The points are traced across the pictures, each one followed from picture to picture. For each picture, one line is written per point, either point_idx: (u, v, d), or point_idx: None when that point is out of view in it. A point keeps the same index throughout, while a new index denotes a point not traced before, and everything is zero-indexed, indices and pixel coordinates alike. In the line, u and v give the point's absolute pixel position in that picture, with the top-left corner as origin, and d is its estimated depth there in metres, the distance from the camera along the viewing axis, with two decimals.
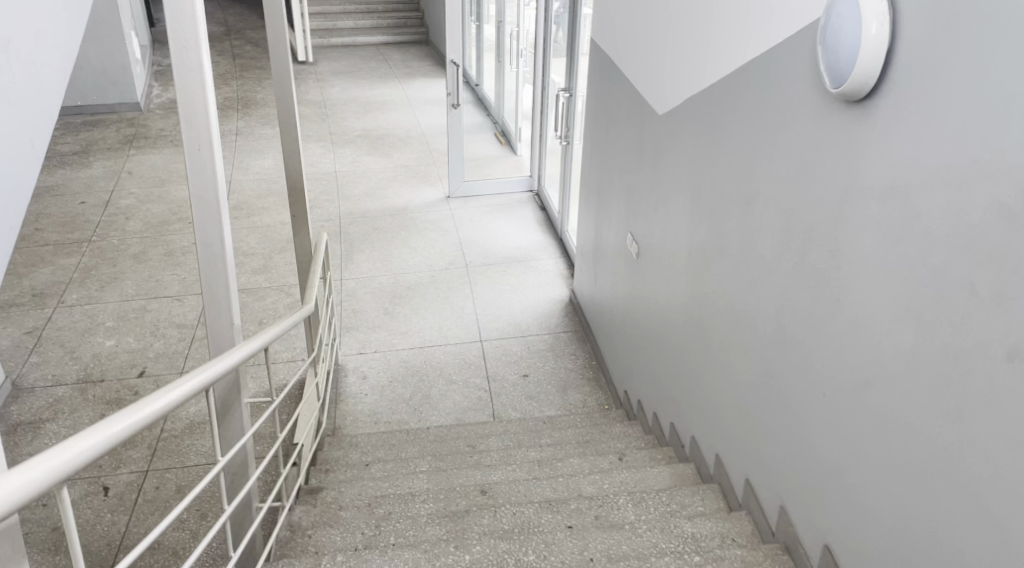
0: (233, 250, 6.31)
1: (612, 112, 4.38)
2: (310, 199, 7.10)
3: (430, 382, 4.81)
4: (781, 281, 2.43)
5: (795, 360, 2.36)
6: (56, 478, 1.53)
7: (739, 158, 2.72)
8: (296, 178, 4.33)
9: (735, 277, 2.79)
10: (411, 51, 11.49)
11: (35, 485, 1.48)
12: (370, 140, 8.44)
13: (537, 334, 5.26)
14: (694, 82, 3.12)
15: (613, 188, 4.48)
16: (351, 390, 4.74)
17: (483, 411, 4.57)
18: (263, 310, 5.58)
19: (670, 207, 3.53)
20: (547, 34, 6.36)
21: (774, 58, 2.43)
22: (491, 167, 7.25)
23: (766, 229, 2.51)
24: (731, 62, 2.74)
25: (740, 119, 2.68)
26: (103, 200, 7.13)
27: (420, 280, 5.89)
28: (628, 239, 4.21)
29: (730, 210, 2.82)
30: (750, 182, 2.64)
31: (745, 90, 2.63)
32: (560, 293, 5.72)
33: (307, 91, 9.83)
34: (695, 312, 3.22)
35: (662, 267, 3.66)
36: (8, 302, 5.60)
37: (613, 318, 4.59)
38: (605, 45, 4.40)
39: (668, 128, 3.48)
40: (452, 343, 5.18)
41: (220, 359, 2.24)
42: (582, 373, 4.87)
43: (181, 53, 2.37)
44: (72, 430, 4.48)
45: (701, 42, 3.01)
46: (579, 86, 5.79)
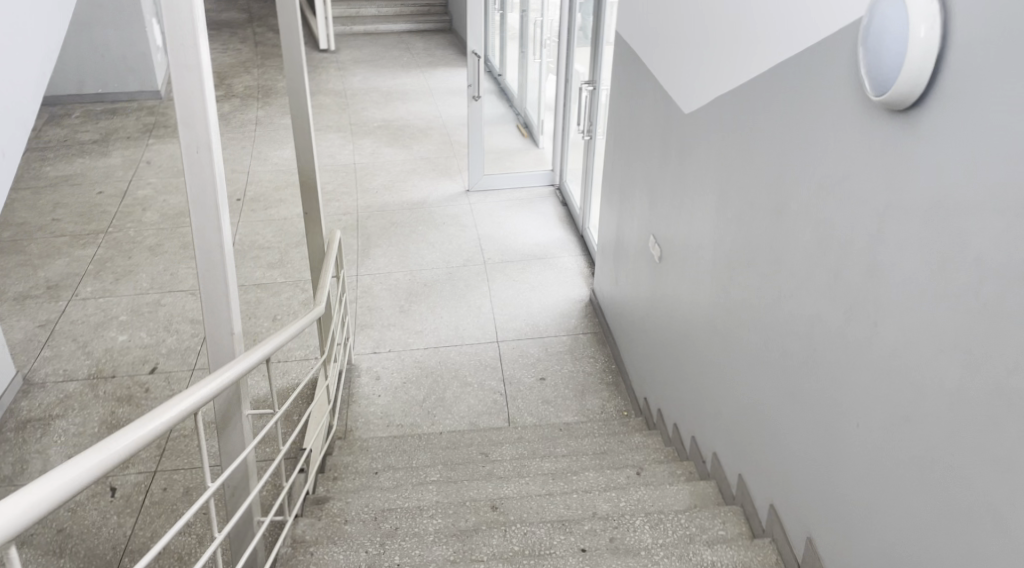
0: (249, 243, 6.22)
1: (637, 108, 4.22)
2: (328, 192, 7.00)
3: (444, 384, 4.70)
4: (812, 300, 2.28)
5: (827, 385, 2.21)
6: (31, 516, 1.56)
7: (769, 163, 2.57)
8: (308, 172, 4.21)
9: (763, 291, 2.64)
10: (434, 39, 11.36)
11: (12, 524, 1.51)
12: (390, 131, 8.32)
13: (556, 335, 5.12)
14: (721, 79, 2.97)
15: (636, 187, 4.33)
16: (364, 391, 4.64)
17: (498, 415, 4.45)
18: (277, 305, 5.48)
19: (695, 210, 3.37)
20: (571, 24, 6.20)
21: (809, 60, 2.27)
22: (512, 161, 7.09)
23: (798, 242, 2.36)
24: (762, 63, 2.59)
25: (772, 122, 2.53)
26: (121, 190, 7.07)
27: (437, 277, 5.77)
28: (651, 241, 4.06)
29: (759, 219, 2.67)
30: (781, 191, 2.48)
31: (778, 93, 2.48)
32: (580, 292, 5.58)
33: (328, 80, 9.72)
34: (719, 324, 3.08)
35: (686, 273, 3.50)
36: (23, 294, 5.55)
37: (634, 321, 4.45)
38: (630, 38, 4.24)
39: (695, 127, 3.32)
40: (469, 343, 5.06)
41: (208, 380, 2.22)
42: (600, 377, 4.73)
43: (180, 51, 2.25)
44: (81, 428, 4.41)
45: (731, 40, 2.86)
46: (603, 78, 5.63)
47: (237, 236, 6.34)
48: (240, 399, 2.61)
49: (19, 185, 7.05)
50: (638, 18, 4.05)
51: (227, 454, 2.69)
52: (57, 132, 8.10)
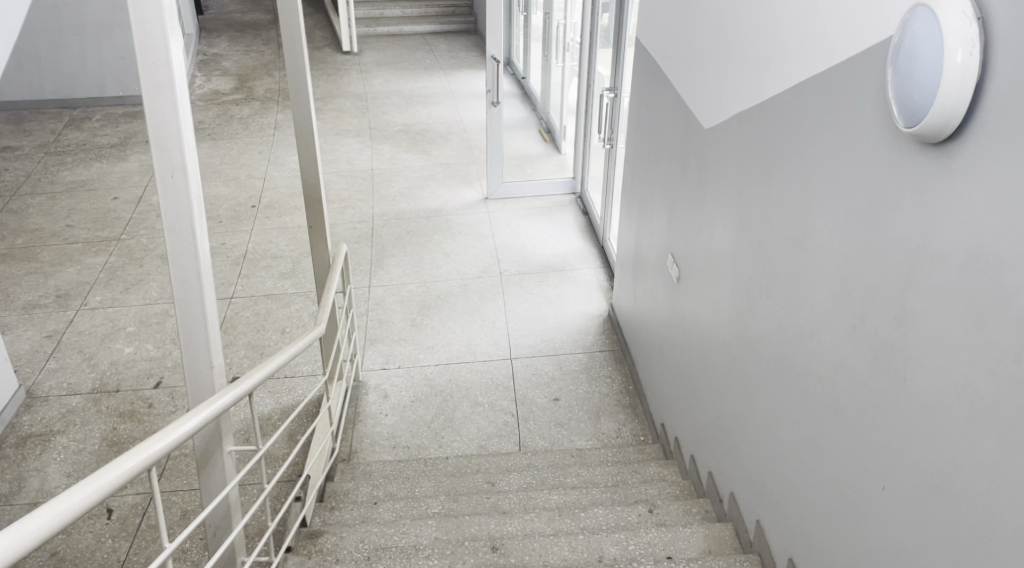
0: (262, 252, 6.11)
1: (657, 119, 4.01)
2: (345, 199, 6.87)
3: (454, 404, 4.53)
4: (836, 342, 2.09)
5: (850, 437, 2.02)
6: None
7: (792, 189, 2.37)
8: (312, 187, 4.08)
9: (782, 327, 2.45)
10: (457, 41, 11.21)
11: None
12: (410, 136, 8.17)
13: (572, 353, 4.93)
14: (742, 96, 2.78)
15: (655, 202, 4.12)
16: (371, 410, 4.49)
17: (509, 438, 4.29)
18: (286, 318, 5.35)
19: (714, 231, 3.17)
20: (594, 27, 6.02)
21: (835, 81, 2.07)
22: (533, 168, 6.90)
23: (820, 277, 2.17)
24: (785, 81, 2.39)
25: (794, 142, 2.34)
26: (136, 195, 6.98)
27: (451, 289, 5.61)
28: (669, 259, 3.86)
29: (780, 247, 2.47)
30: (803, 221, 2.29)
31: (800, 113, 2.29)
32: (598, 306, 5.39)
33: (349, 83, 9.61)
34: (738, 355, 2.88)
35: (704, 295, 3.30)
36: (31, 304, 5.47)
37: (651, 339, 4.25)
38: (649, 46, 4.04)
39: (714, 143, 3.12)
40: (481, 360, 4.89)
41: (172, 427, 2.11)
42: (617, 399, 4.53)
43: (151, 69, 2.12)
44: (81, 444, 4.30)
45: (752, 53, 2.67)
46: (625, 85, 5.45)
47: (250, 244, 6.22)
48: (221, 435, 2.47)
49: (35, 191, 6.98)
50: (659, 23, 3.85)
51: (208, 494, 2.55)
52: (77, 136, 8.05)
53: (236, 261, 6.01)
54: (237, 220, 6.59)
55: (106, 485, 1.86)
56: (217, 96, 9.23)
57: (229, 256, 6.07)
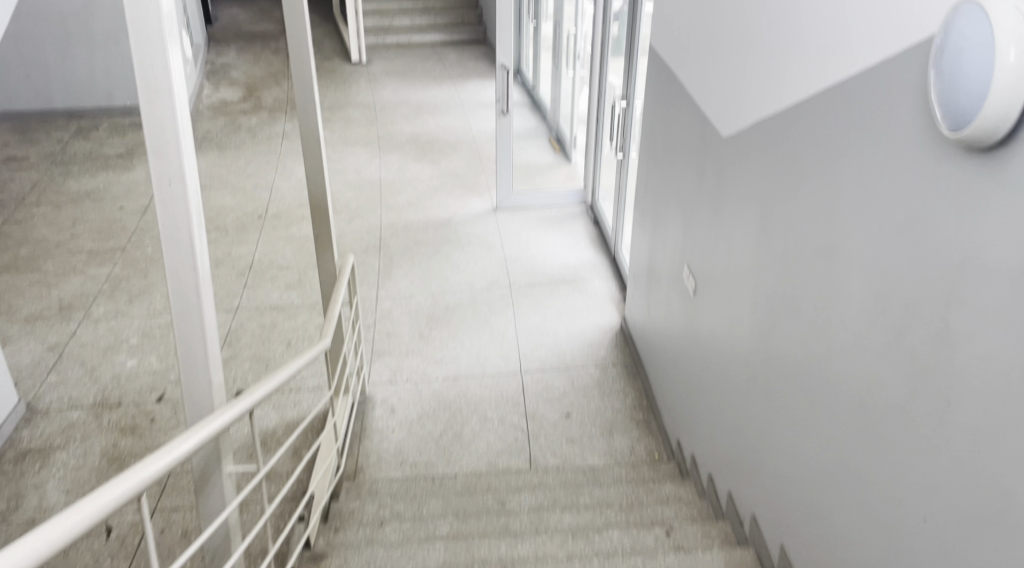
0: (269, 263, 6.02)
1: (671, 127, 3.90)
2: (352, 209, 6.78)
3: (462, 418, 4.42)
4: (871, 362, 1.98)
5: (888, 463, 1.93)
6: None
7: (818, 198, 2.26)
8: (319, 197, 3.98)
9: (809, 343, 2.34)
10: (466, 51, 11.13)
11: None
12: (418, 146, 8.09)
13: (584, 367, 4.81)
14: (764, 103, 2.67)
15: (669, 213, 4.01)
16: (377, 425, 4.38)
17: (519, 455, 4.17)
18: (292, 330, 5.25)
19: (733, 242, 3.06)
20: (606, 36, 5.94)
21: (868, 83, 1.97)
22: (542, 178, 6.79)
23: (850, 291, 2.07)
24: (812, 85, 2.29)
25: (821, 150, 2.24)
26: (142, 205, 6.91)
27: (460, 301, 5.50)
28: (684, 271, 3.74)
29: (805, 260, 2.36)
30: (831, 232, 2.18)
31: (828, 119, 2.18)
32: (611, 319, 5.27)
33: (358, 93, 9.54)
34: (760, 372, 2.76)
35: (722, 308, 3.19)
36: (33, 315, 5.39)
37: (665, 353, 4.14)
38: (664, 52, 3.94)
39: (733, 151, 3.01)
40: (491, 374, 4.77)
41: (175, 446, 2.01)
42: (630, 415, 4.41)
43: (148, 73, 2.03)
44: (81, 460, 4.20)
45: (774, 58, 2.57)
46: (638, 93, 5.35)
47: (256, 255, 6.13)
48: (220, 455, 2.36)
49: (40, 201, 6.92)
50: (673, 29, 3.75)
51: (206, 517, 2.44)
52: (83, 146, 8.00)
53: (242, 272, 5.92)
54: (244, 230, 6.51)
55: (101, 509, 1.75)
56: (225, 106, 9.17)
57: (235, 267, 5.98)
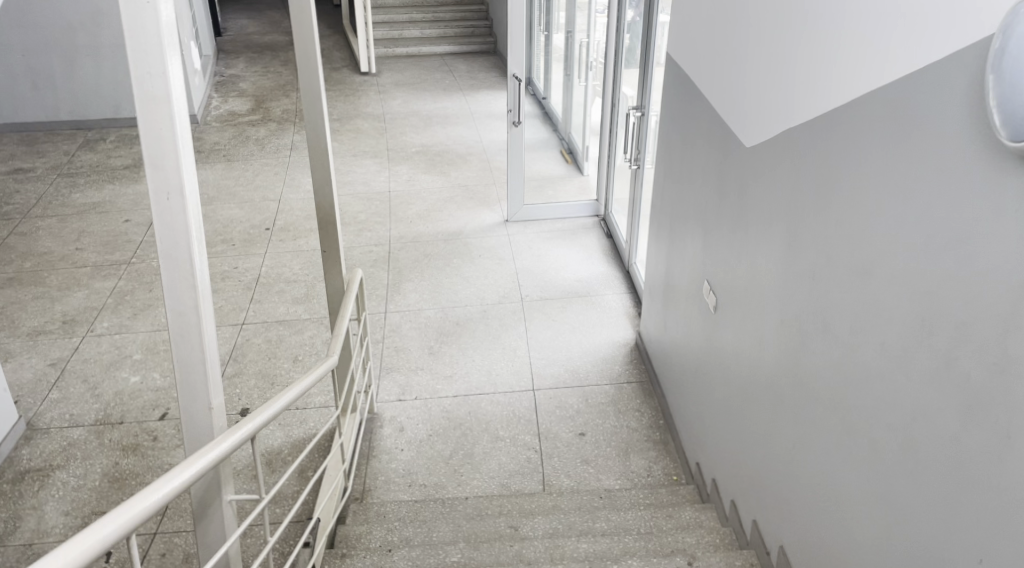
0: (276, 276, 5.92)
1: (690, 137, 3.77)
2: (361, 222, 6.67)
3: (473, 438, 4.29)
4: (912, 388, 1.88)
5: (930, 496, 1.82)
6: None
7: (851, 214, 2.16)
8: (326, 209, 3.87)
9: (839, 367, 2.23)
10: (477, 61, 11.03)
11: None
12: (428, 157, 7.98)
13: (597, 384, 4.67)
14: (798, 108, 2.55)
15: (687, 226, 3.88)
16: (386, 445, 4.25)
17: (532, 476, 4.03)
18: (299, 345, 5.13)
19: (756, 257, 2.94)
20: (619, 46, 5.83)
21: (917, 89, 1.87)
22: (554, 190, 6.66)
23: (887, 313, 1.97)
24: (852, 90, 2.18)
25: (859, 163, 2.13)
26: (148, 218, 6.81)
27: (470, 316, 5.37)
28: (704, 285, 3.62)
29: (835, 278, 2.26)
30: (866, 250, 2.08)
31: (870, 128, 2.08)
32: (625, 334, 5.13)
33: (367, 104, 9.45)
34: (785, 395, 2.65)
35: (744, 326, 3.07)
36: (36, 330, 5.29)
37: (682, 371, 4.01)
38: (682, 59, 3.83)
39: (758, 163, 2.89)
40: (502, 391, 4.64)
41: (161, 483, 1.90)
42: (646, 435, 4.27)
43: (145, 80, 1.91)
44: (81, 481, 4.08)
45: (809, 64, 2.46)
46: (653, 103, 5.23)
47: (263, 268, 6.02)
48: (220, 485, 2.24)
49: (45, 213, 6.83)
50: (693, 36, 3.63)
51: (204, 549, 2.31)
52: (90, 157, 7.92)
53: (249, 286, 5.81)
54: (251, 243, 6.40)
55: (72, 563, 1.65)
56: (233, 117, 9.09)
57: (241, 281, 5.87)
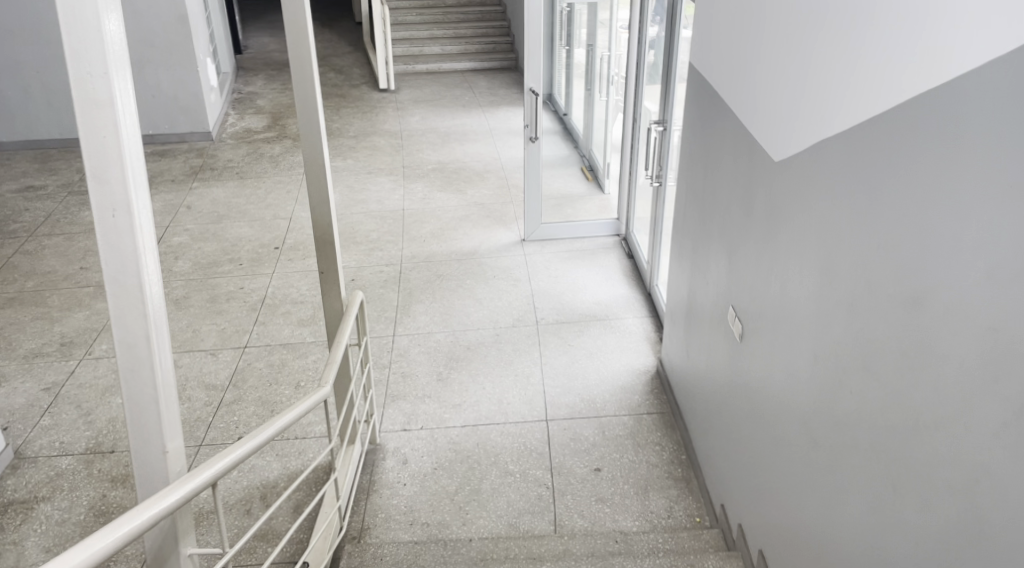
0: (283, 297, 5.70)
1: (712, 151, 3.51)
2: (373, 241, 6.45)
3: (481, 472, 4.01)
4: (993, 441, 1.68)
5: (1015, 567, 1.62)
6: None
7: (897, 238, 1.99)
8: (324, 229, 3.63)
9: (886, 405, 2.05)
10: (498, 78, 10.83)
11: None
12: (445, 175, 7.76)
13: (615, 414, 4.38)
14: (832, 118, 2.31)
15: (709, 247, 3.62)
16: (388, 479, 3.99)
17: (543, 515, 3.75)
18: (302, 370, 4.89)
19: (785, 284, 2.69)
20: (641, 60, 5.59)
21: (967, 96, 1.73)
22: (573, 209, 6.39)
23: (959, 356, 1.77)
24: (893, 96, 1.99)
25: (902, 179, 1.97)
26: (156, 236, 6.63)
27: (483, 339, 5.12)
28: (728, 311, 3.36)
29: (887, 314, 2.04)
30: (917, 277, 1.91)
31: (912, 142, 1.92)
32: (645, 360, 4.84)
33: (385, 121, 9.27)
34: (819, 434, 2.42)
35: (771, 359, 2.83)
36: (32, 353, 5.10)
37: (705, 402, 3.74)
38: (702, 68, 3.60)
39: (787, 180, 2.65)
40: (513, 421, 4.37)
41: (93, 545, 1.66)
42: (667, 472, 3.97)
43: (84, 80, 1.69)
44: (66, 515, 3.86)
45: (840, 71, 2.25)
46: (676, 118, 4.96)
47: (270, 289, 5.81)
48: (178, 538, 1.99)
49: (52, 232, 6.68)
50: (713, 48, 3.42)
51: None
52: None
53: (254, 307, 5.59)
54: (259, 263, 6.20)
55: None
56: (248, 134, 8.93)
57: (247, 301, 5.66)
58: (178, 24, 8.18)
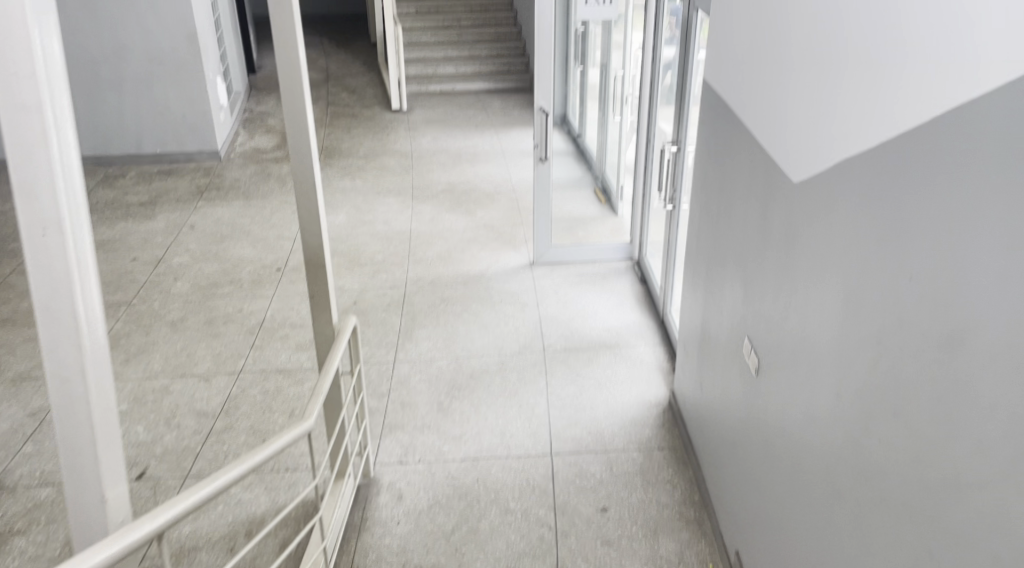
0: (283, 320, 5.51)
1: (727, 171, 3.28)
2: (377, 263, 6.25)
3: (480, 510, 3.78)
4: None
5: None
6: None
7: (931, 271, 1.76)
8: (314, 252, 3.43)
9: (918, 454, 1.81)
10: (512, 98, 10.67)
11: None
12: (454, 196, 7.57)
13: (624, 449, 4.13)
14: (852, 133, 2.10)
15: (724, 273, 3.38)
16: (381, 516, 3.76)
17: (544, 559, 3.51)
18: (297, 398, 4.68)
19: (805, 316, 2.45)
20: (655, 80, 5.37)
21: (1011, 112, 1.50)
22: (585, 231, 6.17)
23: (1004, 404, 1.54)
24: (919, 110, 1.78)
25: (933, 201, 1.75)
26: (157, 256, 6.47)
27: (487, 367, 4.89)
28: (743, 341, 3.12)
29: (919, 352, 1.81)
30: (954, 312, 1.68)
31: (949, 163, 1.69)
32: (656, 391, 4.60)
33: (396, 141, 9.12)
34: (844, 487, 2.17)
35: (790, 396, 2.59)
36: (20, 376, 4.92)
37: (719, 439, 3.50)
38: (716, 85, 3.38)
39: (807, 203, 2.42)
40: (516, 455, 4.13)
41: None
42: (678, 513, 3.71)
43: (7, 84, 1.51)
44: (41, 551, 3.66)
45: (861, 82, 2.04)
46: (691, 138, 4.77)
47: (269, 312, 5.62)
48: None
49: None
50: (728, 63, 3.21)
51: None
52: (106, 194, 7.66)
53: (252, 330, 5.40)
54: (260, 284, 6.02)
55: None
56: (257, 153, 8.79)
57: (245, 324, 5.48)
58: (187, 43, 8.08)
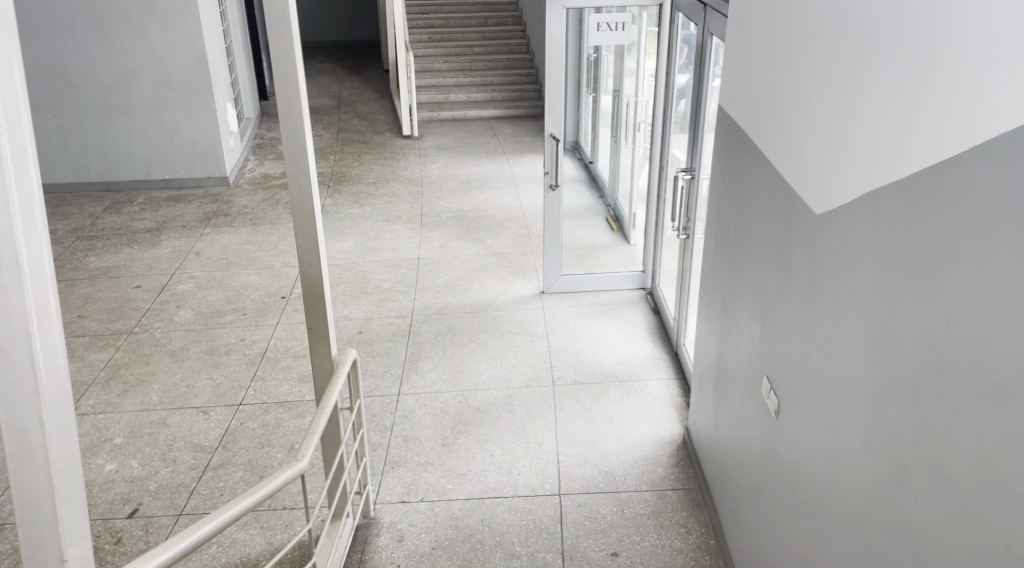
0: (286, 350, 5.37)
1: (745, 200, 3.13)
2: (384, 292, 6.12)
3: (484, 554, 3.60)
4: None
5: None
6: None
7: (975, 315, 1.60)
8: (312, 283, 3.29)
9: (962, 516, 1.64)
10: (524, 125, 10.57)
11: None
12: (464, 223, 7.45)
13: (635, 490, 3.95)
14: (881, 161, 1.96)
15: (741, 308, 3.22)
16: (381, 559, 3.59)
17: None
18: (297, 432, 4.53)
19: (830, 358, 2.29)
20: (668, 107, 5.30)
21: None
22: (596, 260, 6.02)
23: None
24: (958, 138, 1.63)
25: (975, 238, 1.60)
26: (161, 283, 6.36)
27: (494, 400, 4.73)
28: (762, 381, 2.95)
29: (960, 404, 1.65)
30: (1003, 361, 1.52)
31: (991, 196, 1.54)
32: (669, 427, 4.42)
33: (406, 168, 9.02)
34: (876, 546, 2.00)
35: (814, 444, 2.41)
36: None
37: (737, 483, 3.32)
38: (733, 112, 3.25)
39: (832, 236, 2.26)
40: (523, 494, 3.96)
41: None
42: (693, 560, 3.53)
43: None
44: None
45: (892, 108, 1.90)
46: (705, 166, 4.60)
47: (272, 342, 5.48)
48: None
49: None
50: (745, 88, 3.08)
51: None
52: (113, 220, 7.58)
53: (253, 360, 5.27)
54: (263, 312, 5.90)
55: None
56: (266, 179, 8.71)
57: (246, 354, 5.34)
58: (198, 68, 8.03)
